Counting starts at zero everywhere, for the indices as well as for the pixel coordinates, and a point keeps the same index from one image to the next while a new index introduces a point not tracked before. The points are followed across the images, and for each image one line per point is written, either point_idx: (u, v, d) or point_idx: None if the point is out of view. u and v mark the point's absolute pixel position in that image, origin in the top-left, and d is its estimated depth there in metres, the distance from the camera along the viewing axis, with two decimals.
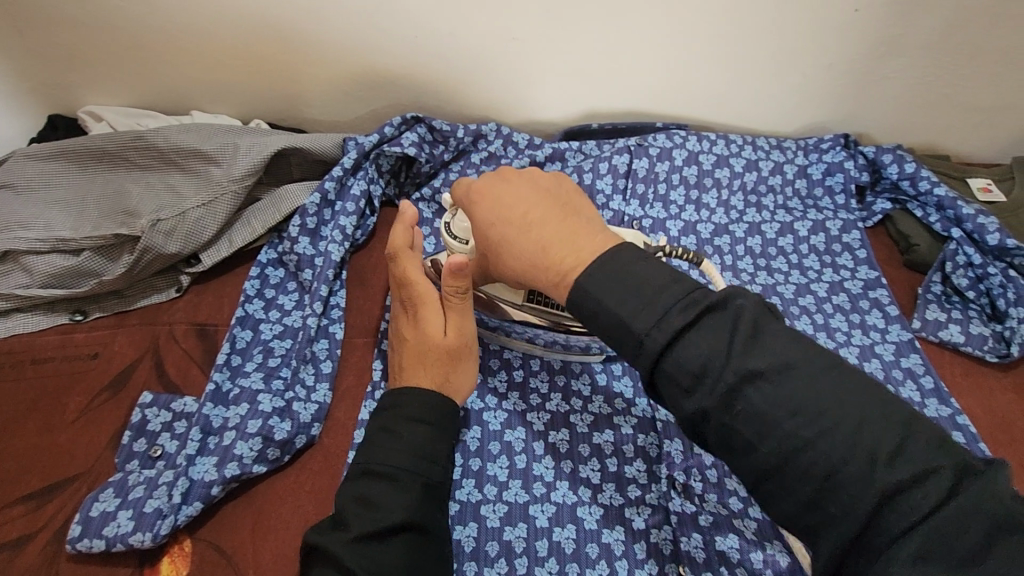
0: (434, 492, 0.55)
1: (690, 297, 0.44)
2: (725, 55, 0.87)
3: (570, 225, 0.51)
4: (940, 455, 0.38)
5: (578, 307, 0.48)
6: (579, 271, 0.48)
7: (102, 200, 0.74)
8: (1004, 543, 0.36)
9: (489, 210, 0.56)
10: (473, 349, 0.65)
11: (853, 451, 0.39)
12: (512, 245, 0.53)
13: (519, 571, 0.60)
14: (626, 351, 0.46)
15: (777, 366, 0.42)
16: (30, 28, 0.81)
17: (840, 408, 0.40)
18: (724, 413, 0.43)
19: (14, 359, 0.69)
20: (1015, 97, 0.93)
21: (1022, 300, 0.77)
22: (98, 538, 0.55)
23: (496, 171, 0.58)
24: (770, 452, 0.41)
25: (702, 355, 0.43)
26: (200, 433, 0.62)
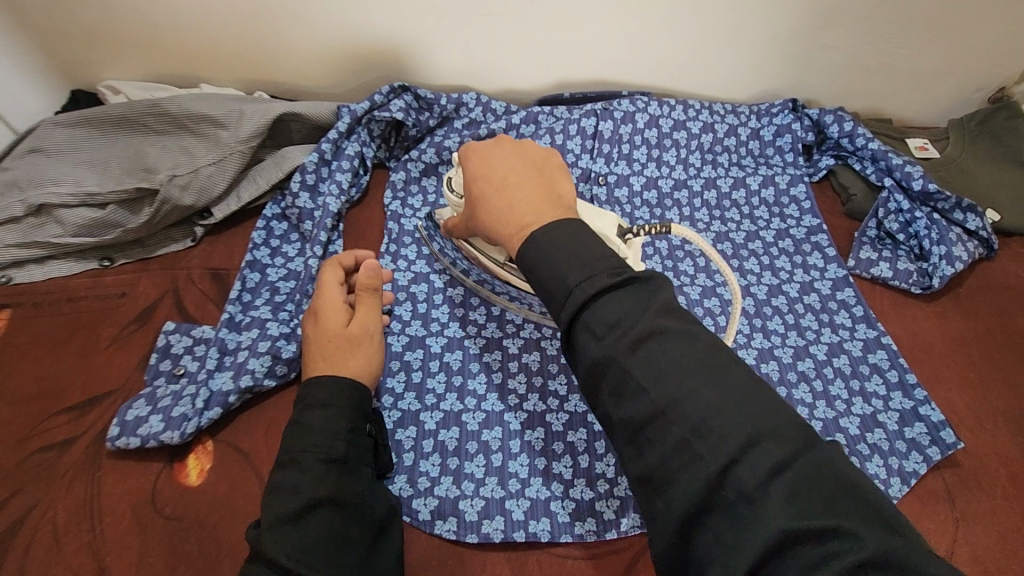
0: (347, 466, 0.60)
1: (620, 267, 0.49)
2: (680, 28, 0.97)
3: (538, 190, 0.60)
4: (799, 424, 0.42)
5: (524, 258, 0.53)
6: (533, 224, 0.56)
7: (123, 161, 0.83)
8: (844, 501, 0.38)
9: (478, 167, 0.65)
10: (376, 338, 0.69)
11: (730, 403, 0.42)
12: (488, 203, 0.62)
13: (495, 464, 0.69)
14: (552, 298, 0.50)
15: (681, 331, 0.46)
16: (54, 8, 0.90)
17: (725, 373, 0.44)
18: (626, 358, 0.45)
19: (51, 298, 0.78)
20: (946, 62, 1.03)
21: (943, 240, 0.87)
22: (134, 437, 0.65)
23: (494, 138, 0.68)
24: (655, 399, 0.44)
25: (618, 310, 0.47)
26: (217, 353, 0.72)
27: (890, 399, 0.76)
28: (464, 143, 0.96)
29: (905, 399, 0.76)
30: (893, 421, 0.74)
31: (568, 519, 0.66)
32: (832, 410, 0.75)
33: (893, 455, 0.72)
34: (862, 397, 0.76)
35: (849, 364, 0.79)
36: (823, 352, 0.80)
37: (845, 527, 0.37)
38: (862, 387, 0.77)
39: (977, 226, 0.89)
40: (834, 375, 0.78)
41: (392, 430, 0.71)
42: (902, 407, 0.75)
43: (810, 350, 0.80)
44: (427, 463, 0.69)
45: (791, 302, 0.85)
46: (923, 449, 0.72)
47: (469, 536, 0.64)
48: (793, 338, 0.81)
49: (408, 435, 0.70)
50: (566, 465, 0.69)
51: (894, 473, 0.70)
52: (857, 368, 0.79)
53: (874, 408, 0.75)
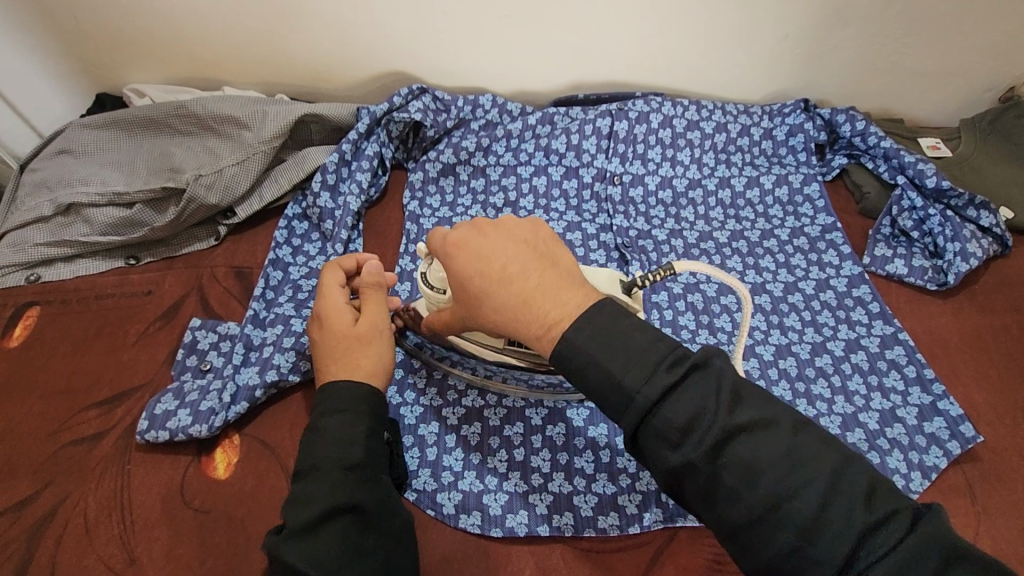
0: (364, 474, 0.59)
1: (674, 359, 0.50)
2: (692, 30, 0.98)
3: (548, 276, 0.55)
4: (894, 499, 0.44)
5: (566, 364, 0.52)
6: (563, 324, 0.53)
7: (149, 161, 0.85)
8: (959, 568, 0.41)
9: (468, 261, 0.57)
10: (384, 336, 0.68)
11: (827, 499, 0.44)
12: (493, 298, 0.56)
13: (517, 458, 0.70)
14: (615, 406, 0.50)
15: (760, 423, 0.47)
16: (81, 13, 0.92)
17: (810, 459, 0.46)
18: (711, 465, 0.47)
19: (79, 295, 0.79)
20: (956, 62, 1.04)
21: (957, 236, 0.87)
22: (163, 430, 0.66)
23: (471, 222, 0.60)
24: (752, 503, 0.46)
25: (688, 411, 0.48)
26: (243, 348, 0.73)
27: (908, 394, 0.76)
28: (482, 144, 0.97)
29: (923, 394, 0.76)
30: (912, 416, 0.74)
31: (591, 513, 0.66)
32: (851, 406, 0.75)
33: (913, 449, 0.72)
34: (880, 392, 0.77)
35: (866, 360, 0.79)
36: (841, 348, 0.81)
37: None
38: (880, 382, 0.77)
39: (991, 223, 0.89)
40: (852, 370, 0.79)
41: (415, 425, 0.72)
42: (920, 402, 0.75)
43: (827, 347, 0.81)
44: (450, 457, 0.70)
45: (808, 300, 0.86)
46: (942, 443, 0.72)
47: (494, 530, 0.65)
48: (810, 334, 0.82)
49: (431, 431, 0.71)
50: (588, 459, 0.70)
51: (915, 467, 0.71)
52: (875, 363, 0.79)
53: (893, 403, 0.76)
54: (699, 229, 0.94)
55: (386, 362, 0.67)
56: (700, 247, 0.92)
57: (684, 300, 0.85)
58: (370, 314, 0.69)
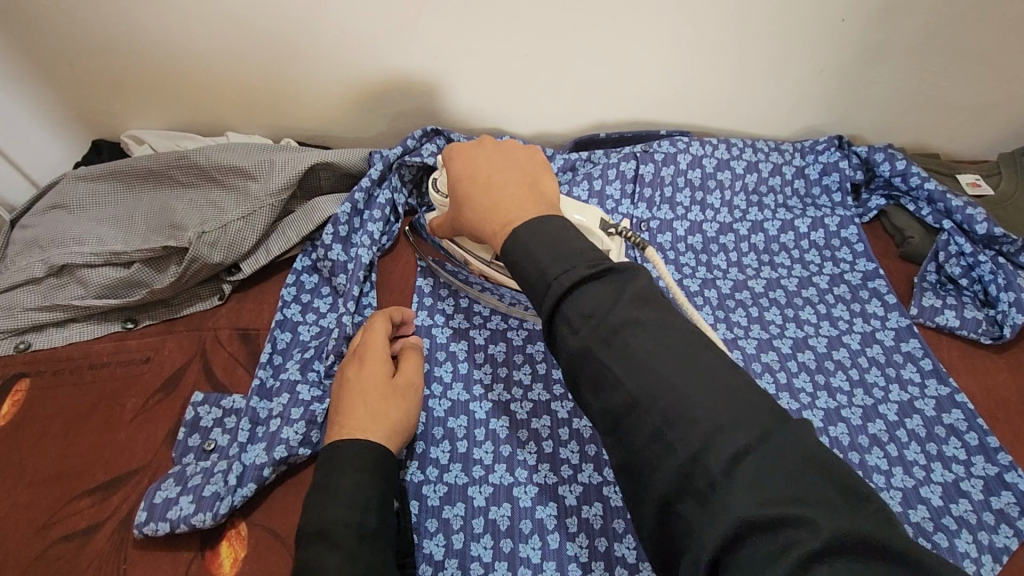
0: (376, 544, 0.55)
1: (598, 259, 0.48)
2: (721, 67, 0.93)
3: (520, 190, 0.58)
4: (769, 406, 0.40)
5: (505, 254, 0.52)
6: (514, 223, 0.54)
7: (149, 216, 0.80)
8: (809, 480, 0.37)
9: (462, 167, 0.63)
10: (413, 395, 0.68)
11: (702, 393, 0.41)
12: (470, 201, 0.61)
13: (551, 546, 0.64)
14: (533, 294, 0.49)
15: (656, 319, 0.45)
16: (78, 58, 0.87)
17: (698, 361, 0.43)
18: (602, 349, 0.44)
19: (73, 364, 0.74)
20: (995, 96, 0.99)
21: (1011, 285, 0.82)
22: (163, 521, 0.60)
23: (478, 139, 0.67)
24: (630, 390, 0.43)
25: (595, 301, 0.46)
26: (249, 423, 0.67)
27: (972, 465, 0.70)
28: None
29: (988, 464, 0.70)
30: (978, 490, 0.68)
31: None
32: (911, 478, 0.69)
33: (982, 529, 0.66)
34: (941, 463, 0.71)
35: (923, 426, 0.73)
36: (894, 413, 0.75)
37: (806, 514, 0.35)
38: (940, 451, 0.71)
39: None
40: (909, 438, 0.73)
41: (439, 507, 0.66)
42: (985, 474, 0.70)
43: (880, 411, 0.75)
44: (478, 546, 0.63)
45: (855, 356, 0.80)
46: (1012, 522, 0.66)
47: None
48: (860, 396, 0.76)
49: (456, 513, 0.65)
50: (629, 546, 0.64)
51: (985, 550, 0.64)
52: (932, 430, 0.73)
53: (956, 475, 0.70)
54: (733, 277, 0.88)
55: (411, 422, 0.66)
56: (735, 298, 0.86)
57: None
58: (405, 370, 0.69)
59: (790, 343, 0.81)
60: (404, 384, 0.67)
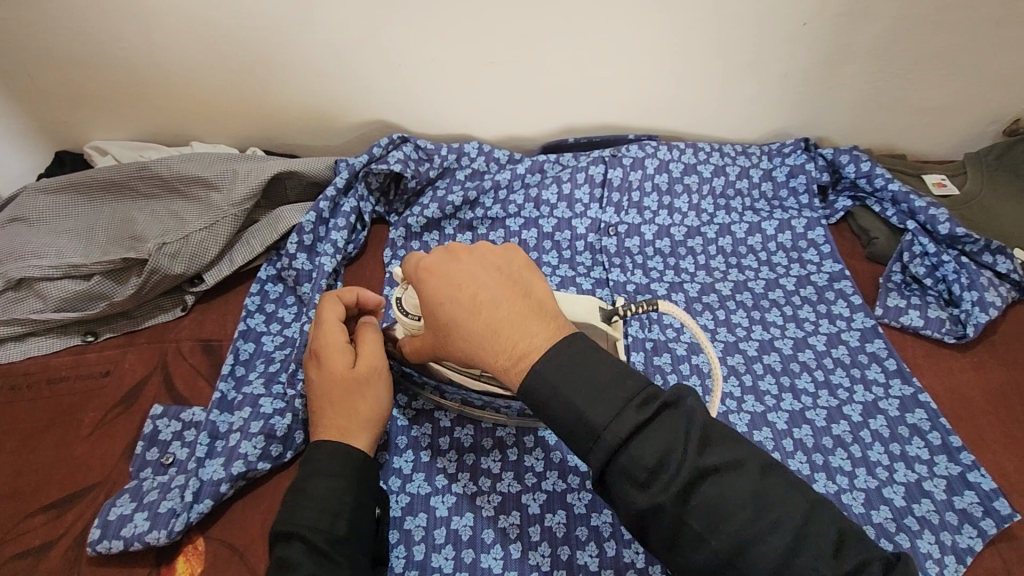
0: (346, 550, 0.55)
1: (644, 398, 0.48)
2: (687, 71, 0.94)
3: (519, 307, 0.53)
4: (852, 545, 0.44)
5: (536, 396, 0.50)
6: (531, 358, 0.51)
7: (110, 228, 0.79)
8: None
9: (438, 287, 0.56)
10: (381, 376, 0.66)
11: (795, 543, 0.44)
12: (462, 327, 0.54)
13: (514, 556, 0.63)
14: (582, 443, 0.48)
15: (726, 464, 0.46)
16: (38, 69, 0.86)
17: (778, 504, 0.45)
18: (678, 506, 0.45)
19: (30, 379, 0.73)
20: (959, 97, 1.01)
21: (974, 285, 0.82)
22: (117, 539, 0.59)
23: (445, 248, 0.59)
24: (719, 548, 0.45)
25: (656, 452, 0.46)
26: (207, 438, 0.66)
27: (935, 465, 0.70)
28: (469, 197, 0.92)
29: (951, 464, 0.70)
30: (940, 490, 0.68)
31: None
32: (874, 479, 0.69)
33: (945, 529, 0.66)
34: (905, 463, 0.71)
35: (887, 426, 0.74)
36: (858, 414, 0.75)
37: None
38: (903, 451, 0.71)
39: (1008, 269, 0.85)
40: (872, 438, 0.73)
41: (401, 518, 0.65)
42: (949, 473, 0.70)
43: (844, 412, 0.75)
44: (439, 558, 0.63)
45: (820, 357, 0.80)
46: (976, 522, 0.66)
47: None
48: (824, 398, 0.76)
49: (418, 524, 0.65)
50: (591, 554, 0.63)
51: (948, 551, 0.64)
52: (896, 430, 0.73)
53: (918, 475, 0.70)
54: (700, 281, 0.89)
55: (384, 408, 0.65)
56: (702, 301, 0.86)
57: (688, 363, 0.79)
58: (367, 351, 0.66)
59: (756, 346, 0.81)
60: (367, 370, 0.65)
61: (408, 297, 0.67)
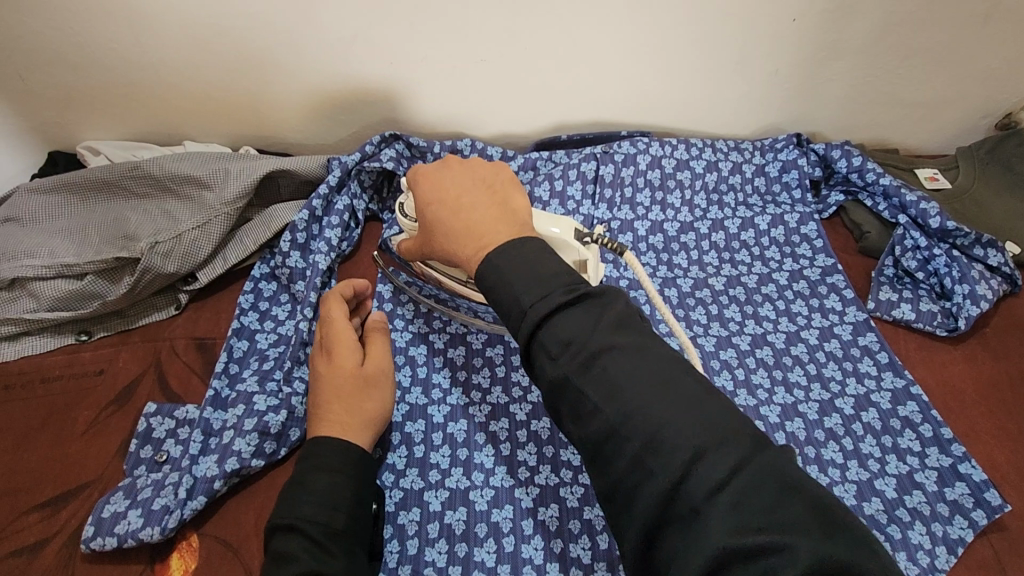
0: (341, 546, 0.55)
1: (574, 284, 0.47)
2: (678, 68, 0.94)
3: (493, 210, 0.55)
4: (748, 431, 0.41)
5: (483, 279, 0.50)
6: (491, 247, 0.52)
7: (103, 227, 0.79)
8: (792, 505, 0.37)
9: (428, 191, 0.60)
10: (386, 378, 0.69)
11: (681, 419, 0.41)
12: (442, 226, 0.57)
13: (507, 549, 0.63)
14: (507, 319, 0.48)
15: (634, 346, 0.45)
16: (31, 71, 0.87)
17: (675, 384, 0.43)
18: (581, 377, 0.44)
19: (24, 378, 0.73)
20: (950, 92, 1.01)
21: (965, 278, 0.83)
22: (110, 536, 0.59)
23: (442, 158, 0.63)
24: (609, 416, 0.43)
25: (572, 327, 0.45)
26: (202, 435, 0.67)
27: (926, 457, 0.71)
28: None
29: (942, 456, 0.71)
30: (932, 481, 0.69)
31: None
32: (866, 471, 0.70)
33: (936, 520, 0.66)
34: (896, 455, 0.71)
35: (878, 419, 0.74)
36: (850, 407, 0.75)
37: (789, 538, 0.35)
38: (895, 444, 0.72)
39: (999, 262, 0.85)
40: (864, 431, 0.73)
41: (394, 513, 0.65)
42: (940, 465, 0.70)
43: (836, 405, 0.75)
44: (432, 551, 0.63)
45: (812, 351, 0.80)
46: (967, 513, 0.66)
47: None
48: (817, 391, 0.77)
49: (412, 519, 0.65)
50: (584, 547, 0.64)
51: (939, 542, 0.64)
52: (888, 422, 0.74)
53: (910, 467, 0.70)
54: (693, 276, 0.89)
55: (384, 412, 0.67)
56: (695, 296, 0.87)
57: None
58: (374, 353, 0.69)
59: (748, 340, 0.82)
60: (374, 372, 0.68)
61: (408, 204, 0.72)
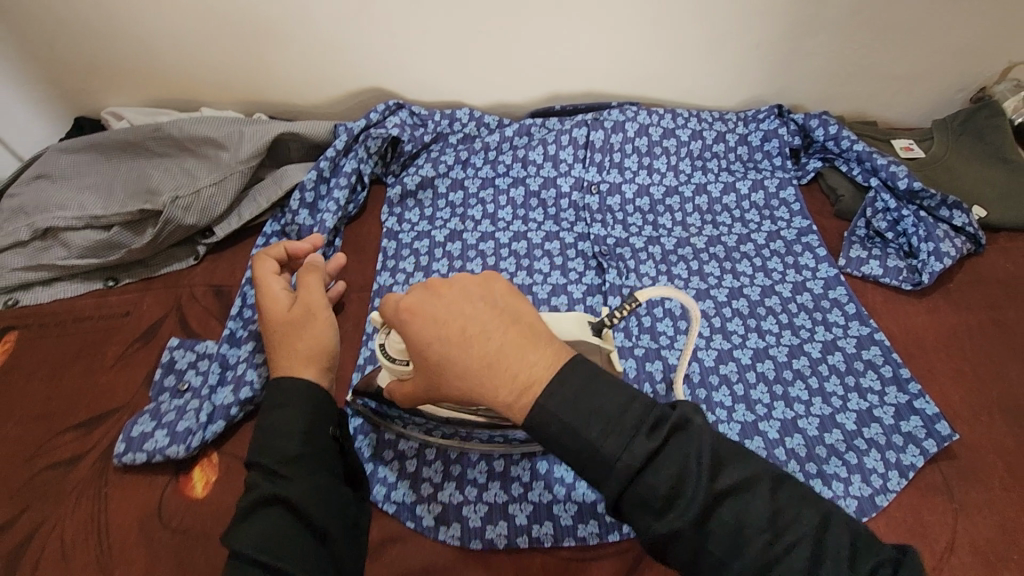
0: (300, 468, 0.57)
1: (656, 418, 0.47)
2: (665, 40, 1.00)
3: (513, 334, 0.49)
4: (877, 548, 0.44)
5: (547, 436, 0.47)
6: (536, 387, 0.47)
7: (127, 184, 0.85)
8: None
9: (423, 329, 0.50)
10: (321, 313, 0.69)
11: (811, 558, 0.43)
12: (454, 366, 0.49)
13: (497, 469, 0.69)
14: (594, 475, 0.47)
15: (740, 484, 0.46)
16: (59, 39, 0.93)
17: (793, 515, 0.45)
18: (697, 532, 0.45)
19: (57, 318, 0.80)
20: (925, 65, 1.06)
21: (930, 236, 0.88)
22: (141, 452, 0.66)
23: (420, 285, 0.53)
24: (741, 568, 0.44)
25: (670, 478, 0.45)
26: (219, 367, 0.73)
27: (885, 394, 0.76)
28: (460, 157, 0.98)
29: (900, 393, 0.76)
30: (889, 415, 0.75)
31: (571, 522, 0.66)
32: (829, 407, 0.76)
33: (891, 448, 0.72)
34: (857, 393, 0.77)
35: (843, 361, 0.80)
36: (818, 350, 0.81)
37: None
38: (857, 383, 0.78)
39: (964, 222, 0.91)
40: (829, 372, 0.79)
41: (395, 438, 0.71)
42: (897, 401, 0.76)
43: (805, 349, 0.81)
44: (430, 469, 0.69)
45: (785, 303, 0.86)
46: (919, 442, 0.72)
47: (474, 541, 0.65)
48: (787, 337, 0.82)
49: (411, 443, 0.71)
50: (567, 468, 0.69)
51: (892, 467, 0.71)
52: (852, 364, 0.80)
53: (870, 403, 0.76)
54: (676, 235, 0.95)
55: (328, 343, 0.67)
56: (678, 253, 0.92)
57: (661, 307, 0.84)
58: (306, 293, 0.70)
59: (726, 292, 0.88)
60: (305, 309, 0.68)
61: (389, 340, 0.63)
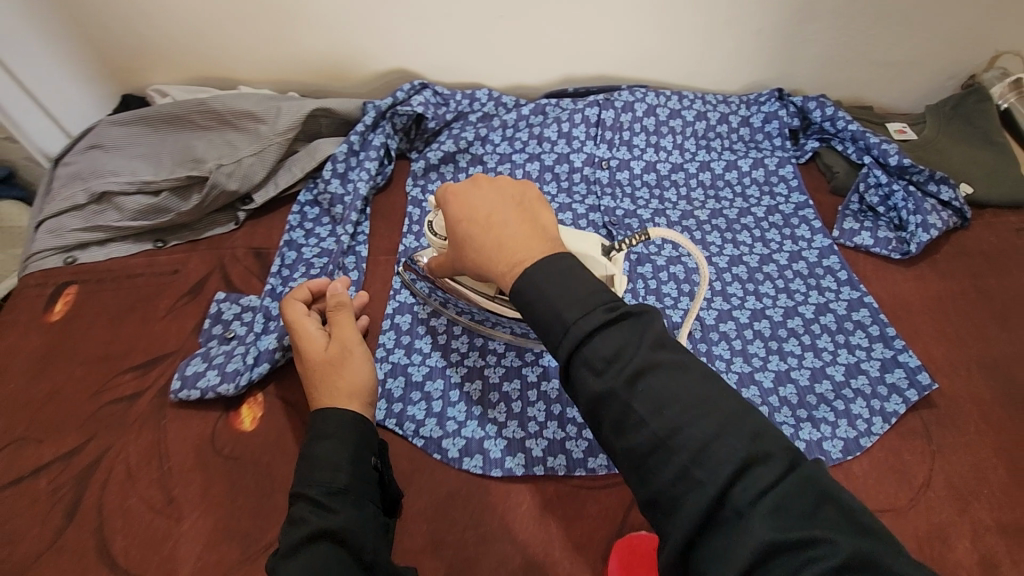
0: (346, 500, 0.60)
1: (614, 302, 0.48)
2: (672, 27, 1.06)
3: (524, 228, 0.56)
4: (785, 443, 0.43)
5: (520, 296, 0.51)
6: (526, 263, 0.52)
7: (174, 153, 0.93)
8: (829, 510, 0.40)
9: (460, 210, 0.61)
10: (356, 350, 0.72)
11: (726, 434, 0.43)
12: (473, 243, 0.58)
13: (515, 410, 0.76)
14: (549, 337, 0.49)
15: (677, 363, 0.46)
16: (109, 22, 1.00)
17: (714, 399, 0.45)
18: (627, 393, 0.45)
19: (112, 275, 0.87)
20: (920, 52, 1.12)
21: (918, 209, 0.95)
22: (195, 388, 0.73)
23: (470, 178, 0.64)
24: (656, 429, 0.44)
25: (614, 345, 0.46)
26: (263, 318, 0.80)
27: (872, 350, 0.83)
28: (479, 135, 1.05)
29: (885, 349, 0.83)
30: (875, 368, 0.81)
31: (582, 454, 0.73)
32: (819, 360, 0.82)
33: (875, 397, 0.79)
34: (847, 349, 0.83)
35: (835, 321, 0.86)
36: (811, 311, 0.88)
37: (833, 539, 0.38)
38: (847, 340, 0.84)
39: (950, 197, 0.97)
40: (822, 330, 0.85)
41: (423, 382, 0.78)
42: (883, 356, 0.82)
43: (799, 310, 0.88)
44: (454, 409, 0.76)
45: (782, 269, 0.93)
46: (902, 392, 0.79)
47: (494, 470, 0.72)
48: (783, 299, 0.89)
49: (437, 387, 0.78)
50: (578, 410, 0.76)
51: (876, 413, 0.77)
52: (842, 323, 0.86)
53: (858, 357, 0.83)
54: (681, 208, 1.01)
55: (366, 379, 0.71)
56: (682, 224, 0.99)
57: (666, 271, 0.91)
58: (341, 332, 0.73)
59: (726, 259, 0.94)
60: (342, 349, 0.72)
61: (438, 221, 0.72)
